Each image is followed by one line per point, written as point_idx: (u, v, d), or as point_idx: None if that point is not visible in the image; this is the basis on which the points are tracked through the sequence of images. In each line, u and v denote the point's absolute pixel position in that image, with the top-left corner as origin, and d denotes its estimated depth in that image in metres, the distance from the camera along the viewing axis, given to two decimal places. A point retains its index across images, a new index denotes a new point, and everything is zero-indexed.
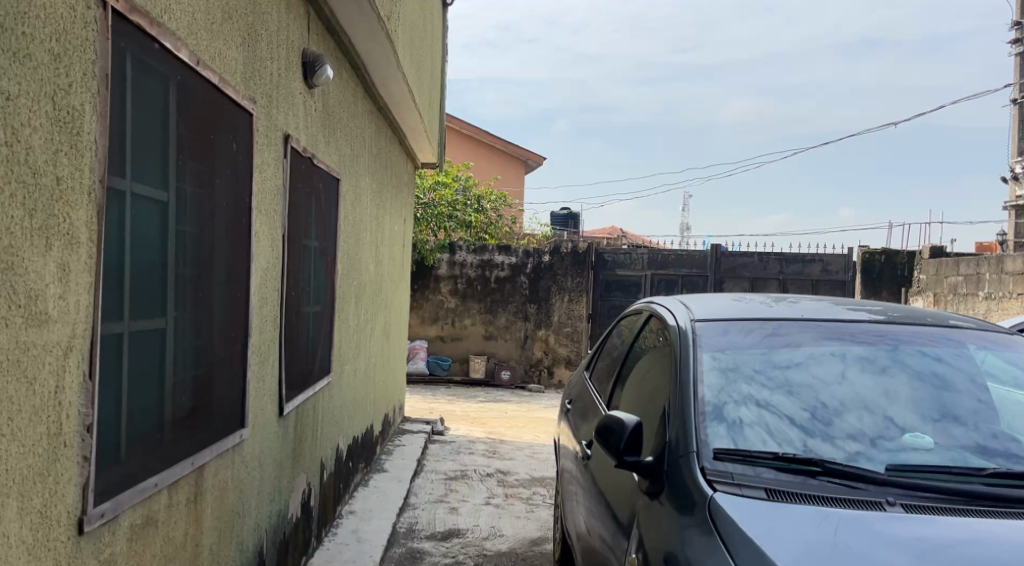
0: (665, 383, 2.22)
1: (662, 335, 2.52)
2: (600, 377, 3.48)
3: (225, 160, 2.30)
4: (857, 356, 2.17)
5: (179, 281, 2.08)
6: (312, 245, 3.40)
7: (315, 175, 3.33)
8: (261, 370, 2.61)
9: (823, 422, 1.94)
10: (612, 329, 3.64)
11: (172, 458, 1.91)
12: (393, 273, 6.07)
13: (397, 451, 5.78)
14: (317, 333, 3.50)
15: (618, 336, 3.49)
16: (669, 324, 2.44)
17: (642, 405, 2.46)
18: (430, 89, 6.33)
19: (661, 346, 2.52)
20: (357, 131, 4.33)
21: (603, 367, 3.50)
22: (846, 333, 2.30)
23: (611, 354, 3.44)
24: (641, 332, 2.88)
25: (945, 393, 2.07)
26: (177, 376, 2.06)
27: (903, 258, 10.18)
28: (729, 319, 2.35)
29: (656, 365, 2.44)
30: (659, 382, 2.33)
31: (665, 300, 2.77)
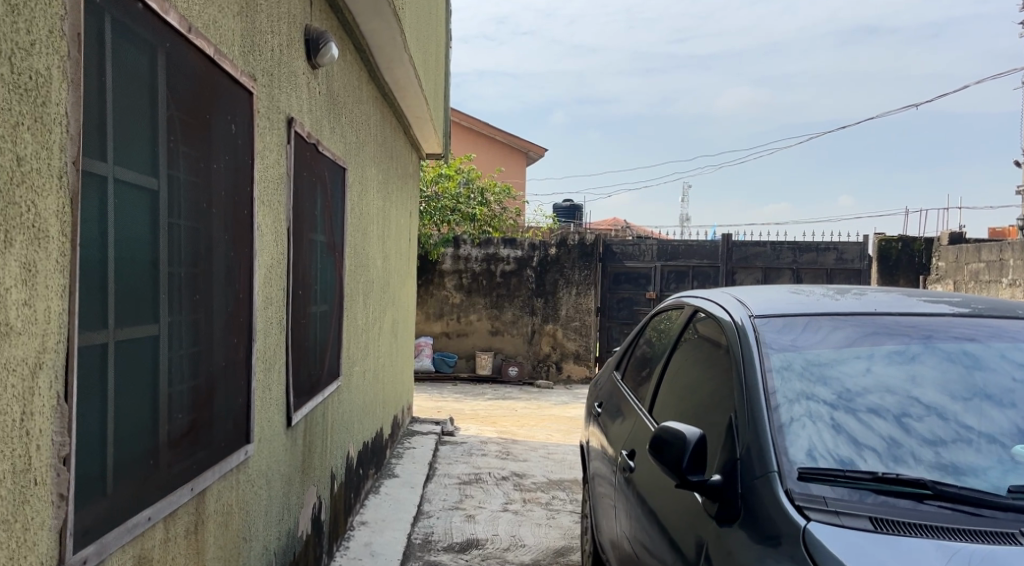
0: (722, 388, 2.01)
1: (712, 334, 2.29)
2: (632, 376, 3.25)
3: (222, 144, 2.05)
4: (887, 342, 1.98)
5: (173, 281, 1.83)
6: (318, 239, 3.16)
7: (320, 164, 3.09)
8: (269, 378, 2.38)
9: (856, 419, 1.77)
10: (644, 326, 3.39)
11: (170, 485, 1.67)
12: (400, 268, 5.82)
13: (408, 454, 5.55)
14: (326, 333, 3.26)
15: (651, 332, 3.26)
16: (721, 321, 2.22)
17: (686, 409, 2.23)
18: (435, 76, 6.07)
19: (708, 345, 2.28)
20: (362, 118, 4.08)
21: (635, 366, 3.26)
22: (877, 318, 2.10)
23: (644, 352, 3.20)
24: (681, 328, 2.65)
25: (977, 371, 1.89)
26: (173, 390, 1.82)
27: (920, 245, 9.92)
28: (784, 313, 2.12)
29: (706, 368, 2.22)
30: (711, 386, 2.11)
31: (713, 294, 2.54)
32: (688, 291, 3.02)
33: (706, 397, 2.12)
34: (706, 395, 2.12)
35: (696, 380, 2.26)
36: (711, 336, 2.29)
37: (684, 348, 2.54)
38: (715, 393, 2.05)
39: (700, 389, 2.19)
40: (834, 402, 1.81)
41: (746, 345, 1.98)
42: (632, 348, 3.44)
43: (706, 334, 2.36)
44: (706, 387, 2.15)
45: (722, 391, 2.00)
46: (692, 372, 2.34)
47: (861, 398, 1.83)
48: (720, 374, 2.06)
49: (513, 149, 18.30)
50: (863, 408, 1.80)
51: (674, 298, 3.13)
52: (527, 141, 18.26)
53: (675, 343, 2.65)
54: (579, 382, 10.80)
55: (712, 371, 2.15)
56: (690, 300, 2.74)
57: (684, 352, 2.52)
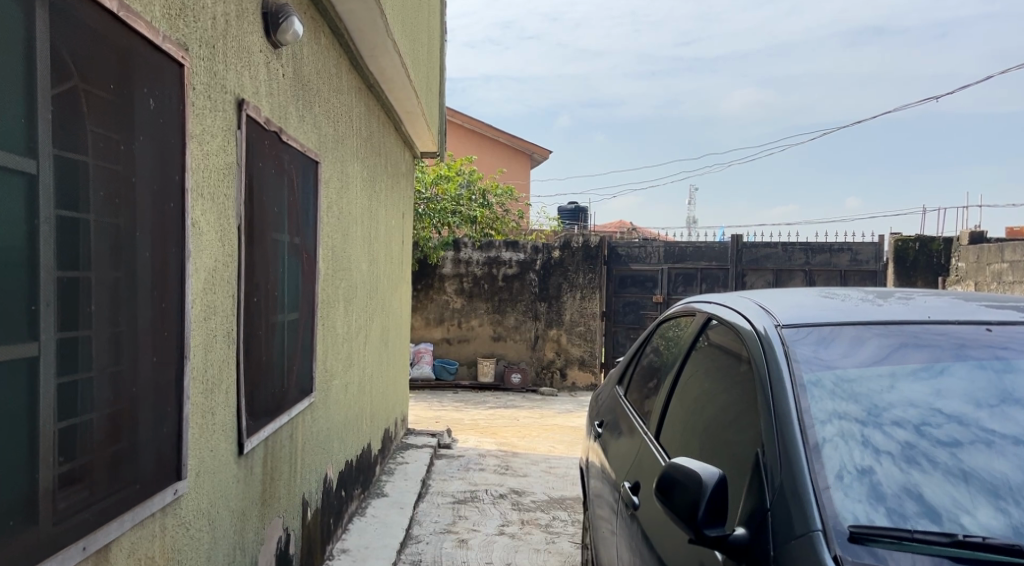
0: (745, 412, 1.65)
1: (729, 348, 1.92)
2: (637, 390, 2.89)
3: (140, 121, 1.70)
4: (911, 352, 1.66)
5: (60, 288, 1.47)
6: (283, 240, 2.83)
7: (284, 155, 2.77)
8: (211, 401, 2.03)
9: (880, 437, 1.47)
10: (651, 333, 3.04)
11: (38, 549, 1.38)
12: (391, 273, 5.51)
13: (399, 470, 5.21)
14: (288, 342, 2.91)
15: (659, 339, 2.90)
16: (741, 332, 1.85)
17: (697, 435, 1.87)
18: (428, 70, 5.76)
19: (724, 362, 1.93)
20: (341, 108, 3.76)
21: (641, 378, 2.90)
22: (911, 325, 1.75)
23: (650, 364, 2.85)
24: (692, 336, 2.29)
25: (1009, 375, 1.58)
26: (55, 426, 1.47)
27: (939, 245, 9.50)
28: (808, 323, 1.76)
29: (723, 387, 1.85)
30: (730, 410, 1.75)
31: (733, 299, 2.18)
32: (706, 294, 2.66)
33: (722, 423, 1.76)
34: (723, 421, 1.76)
35: (710, 399, 1.90)
36: (729, 347, 1.93)
37: (696, 359, 2.18)
38: (734, 419, 1.69)
39: (715, 411, 1.83)
40: (857, 419, 1.51)
41: (770, 359, 1.64)
42: (637, 358, 3.08)
43: (721, 348, 2.00)
44: (723, 410, 1.79)
45: (744, 416, 1.64)
46: (705, 389, 1.98)
47: (886, 414, 1.53)
48: (742, 397, 1.70)
49: (517, 151, 17.96)
50: (890, 425, 1.50)
51: (687, 302, 2.77)
52: (531, 142, 17.95)
53: (685, 354, 2.29)
54: (584, 389, 10.43)
55: (730, 391, 1.79)
56: (704, 305, 2.38)
57: (695, 365, 2.16)
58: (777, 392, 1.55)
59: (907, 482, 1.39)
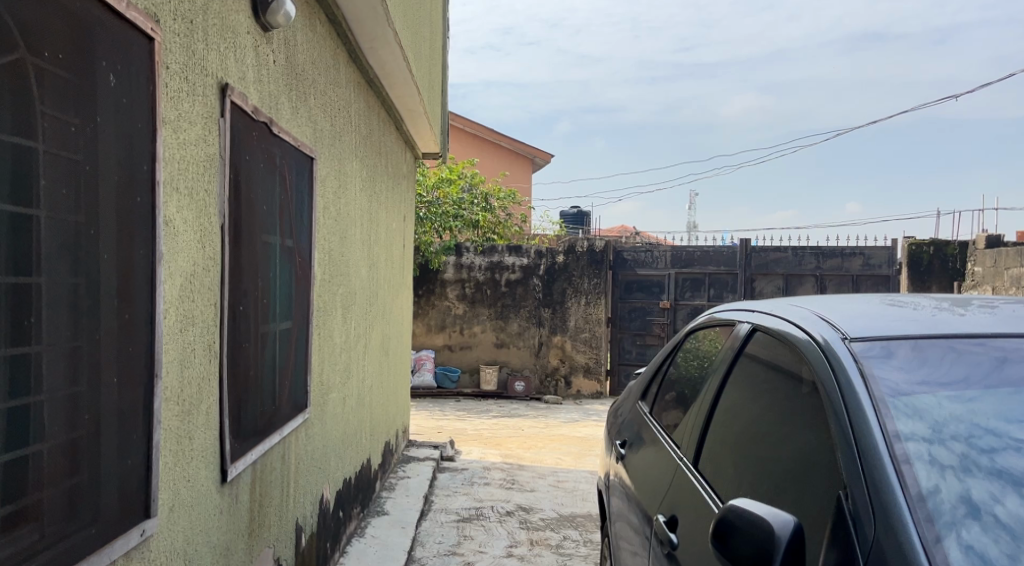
0: (817, 445, 1.40)
1: (784, 366, 1.68)
2: (665, 405, 2.63)
3: (98, 100, 1.45)
4: (953, 363, 1.46)
5: None
6: (273, 242, 2.59)
7: (275, 148, 2.53)
8: (188, 425, 1.78)
9: (944, 460, 1.27)
10: (681, 341, 2.78)
11: None
12: (392, 279, 5.27)
13: (400, 486, 4.96)
14: (280, 352, 2.67)
15: (688, 350, 2.65)
16: (799, 347, 1.60)
17: (751, 467, 1.62)
18: (430, 67, 5.53)
19: (778, 382, 1.68)
20: (339, 103, 3.52)
21: (669, 393, 2.65)
22: (972, 338, 1.53)
23: (681, 377, 2.60)
24: (732, 349, 2.04)
25: None
26: None
27: (954, 249, 9.17)
28: (870, 338, 1.52)
29: (783, 412, 1.60)
30: (794, 441, 1.49)
31: (779, 308, 1.93)
32: (744, 300, 2.41)
33: (785, 455, 1.51)
34: (785, 453, 1.51)
35: (766, 426, 1.65)
36: (784, 365, 1.68)
37: (738, 375, 1.93)
38: (803, 454, 1.44)
39: (774, 440, 1.58)
40: (924, 438, 1.30)
41: (842, 381, 1.39)
42: (662, 370, 2.83)
43: (772, 365, 1.75)
44: (785, 439, 1.54)
45: (816, 451, 1.39)
46: (757, 413, 1.73)
47: (947, 428, 1.33)
48: (811, 427, 1.45)
49: (518, 155, 17.73)
50: (952, 439, 1.31)
51: (724, 310, 2.53)
52: (533, 146, 17.74)
53: (724, 368, 2.04)
54: (589, 398, 10.16)
55: (794, 419, 1.54)
56: (744, 315, 2.13)
57: (738, 382, 1.91)
58: (858, 422, 1.30)
59: (971, 499, 1.21)
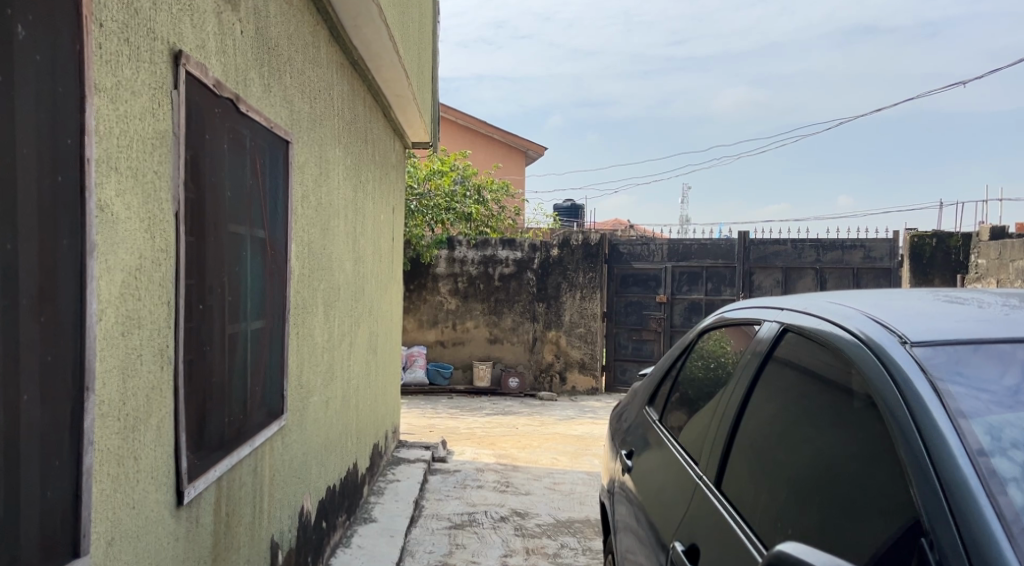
0: (882, 469, 1.26)
1: (833, 377, 1.49)
2: (675, 408, 2.42)
3: (12, 58, 1.20)
4: (991, 361, 1.34)
5: None
6: (244, 234, 2.35)
7: (244, 130, 2.30)
8: (132, 443, 1.53)
9: (1008, 474, 1.15)
10: (693, 338, 2.56)
11: None
12: (381, 273, 5.03)
13: (390, 490, 4.74)
14: (252, 354, 2.43)
15: (702, 351, 2.41)
16: (847, 353, 1.45)
17: (795, 486, 1.47)
18: (420, 51, 5.29)
19: (828, 398, 1.50)
20: (319, 84, 3.28)
21: (679, 397, 2.42)
22: (1013, 335, 1.40)
23: (693, 378, 2.38)
24: (759, 352, 1.83)
25: None
26: None
27: (957, 241, 8.95)
28: (914, 342, 1.37)
29: (830, 427, 1.46)
30: (850, 461, 1.36)
31: (807, 307, 1.76)
32: (766, 295, 2.22)
33: (837, 477, 1.36)
34: (837, 474, 1.37)
35: (809, 441, 1.51)
36: (827, 372, 1.52)
37: (766, 380, 1.75)
38: (862, 477, 1.30)
39: (821, 455, 1.44)
40: (985, 452, 1.18)
41: (910, 397, 1.25)
42: (672, 372, 2.59)
43: (816, 375, 1.56)
44: (836, 458, 1.40)
45: (881, 477, 1.25)
46: (795, 424, 1.57)
47: (1005, 434, 1.22)
48: (871, 447, 1.31)
49: (510, 147, 17.47)
50: (1012, 448, 1.20)
51: (744, 307, 2.30)
52: (525, 139, 17.49)
53: (750, 374, 1.83)
54: (584, 394, 9.92)
55: (846, 436, 1.40)
56: (768, 312, 1.96)
57: (768, 389, 1.73)
58: (937, 449, 1.17)
59: None
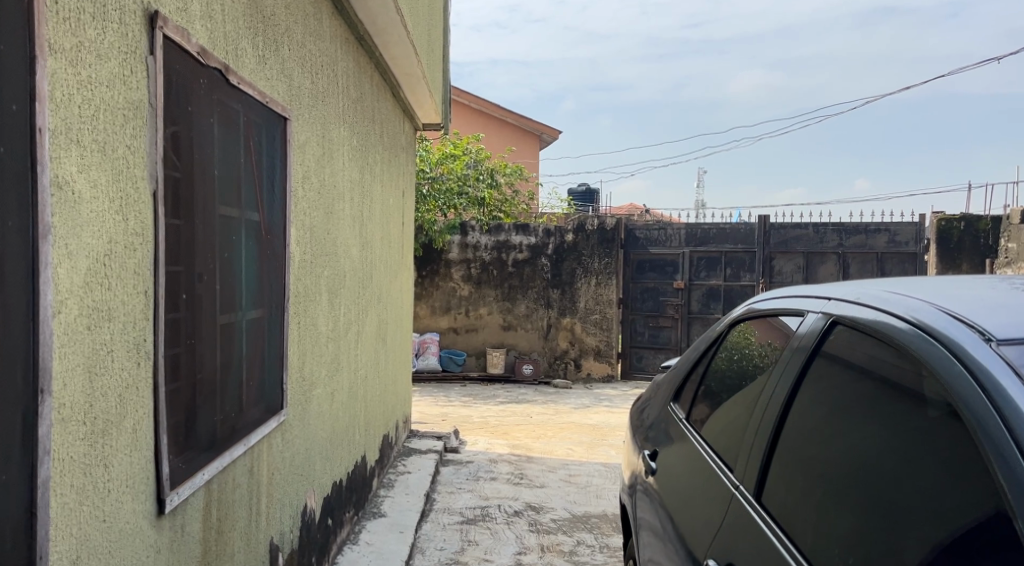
0: (967, 490, 1.08)
1: (899, 379, 1.30)
2: (702, 405, 2.21)
3: None
4: None
5: None
6: (236, 218, 2.18)
7: (235, 103, 2.12)
8: (103, 449, 1.38)
9: None
10: (722, 329, 2.35)
11: None
12: (390, 259, 4.86)
13: (400, 482, 4.60)
14: (247, 345, 2.27)
15: (732, 343, 2.21)
16: (914, 351, 1.26)
17: (843, 495, 1.31)
18: (429, 28, 5.09)
19: (894, 403, 1.30)
20: (321, 59, 3.09)
21: (707, 390, 2.21)
22: None
23: (723, 372, 2.17)
24: (804, 346, 1.64)
25: None
26: None
27: (986, 224, 8.63)
28: (999, 339, 1.18)
29: (884, 429, 1.29)
30: (911, 467, 1.20)
31: (859, 296, 1.56)
32: (806, 282, 2.03)
33: (893, 487, 1.21)
34: (896, 485, 1.21)
35: (864, 449, 1.32)
36: (888, 371, 1.34)
37: (811, 380, 1.56)
38: (930, 491, 1.14)
39: (880, 466, 1.27)
40: None
41: (1003, 406, 1.06)
42: (700, 364, 2.39)
43: (877, 376, 1.36)
44: (902, 470, 1.22)
45: (969, 501, 1.07)
46: (843, 427, 1.40)
47: None
48: (943, 458, 1.15)
49: (524, 130, 17.25)
50: None
51: (778, 296, 2.10)
52: (539, 122, 17.25)
53: (793, 371, 1.63)
54: (599, 381, 9.75)
55: (906, 443, 1.23)
56: (812, 303, 1.77)
57: (814, 390, 1.54)
58: None
59: None
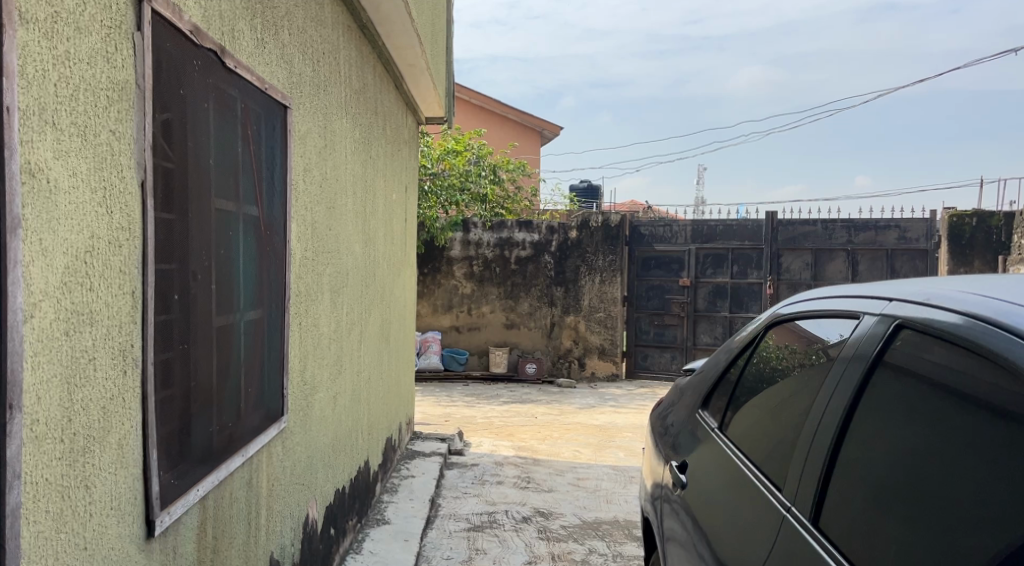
0: None
1: (987, 394, 1.19)
2: (736, 414, 2.06)
3: None
4: None
5: None
6: (233, 212, 2.03)
7: (231, 89, 1.97)
8: (83, 470, 1.24)
9: None
10: (759, 332, 2.21)
11: None
12: (393, 257, 4.72)
13: (404, 487, 4.46)
14: (245, 348, 2.13)
15: (772, 348, 2.07)
16: (1012, 366, 1.15)
17: (896, 502, 1.26)
18: (433, 18, 4.94)
19: (979, 420, 1.18)
20: (323, 47, 2.95)
21: (746, 397, 2.06)
22: None
23: (761, 380, 2.03)
24: (864, 355, 1.50)
25: None
26: None
27: (998, 220, 8.48)
28: None
29: (919, 423, 1.29)
30: (964, 472, 1.17)
31: (930, 296, 1.43)
32: (844, 284, 1.98)
33: (948, 493, 1.18)
34: (966, 502, 1.14)
35: (944, 471, 1.21)
36: (948, 376, 1.28)
37: (873, 391, 1.42)
38: (981, 492, 1.13)
39: (966, 493, 1.15)
40: None
41: None
42: (733, 368, 2.26)
43: (958, 390, 1.24)
44: (995, 500, 1.10)
45: None
46: (914, 445, 1.28)
47: None
48: (993, 460, 1.13)
49: (527, 127, 17.12)
50: None
51: (823, 298, 1.97)
52: (541, 118, 17.11)
53: (852, 380, 1.49)
54: (604, 380, 9.60)
55: (982, 458, 1.15)
56: (856, 304, 1.71)
57: (877, 401, 1.41)
58: None
59: None
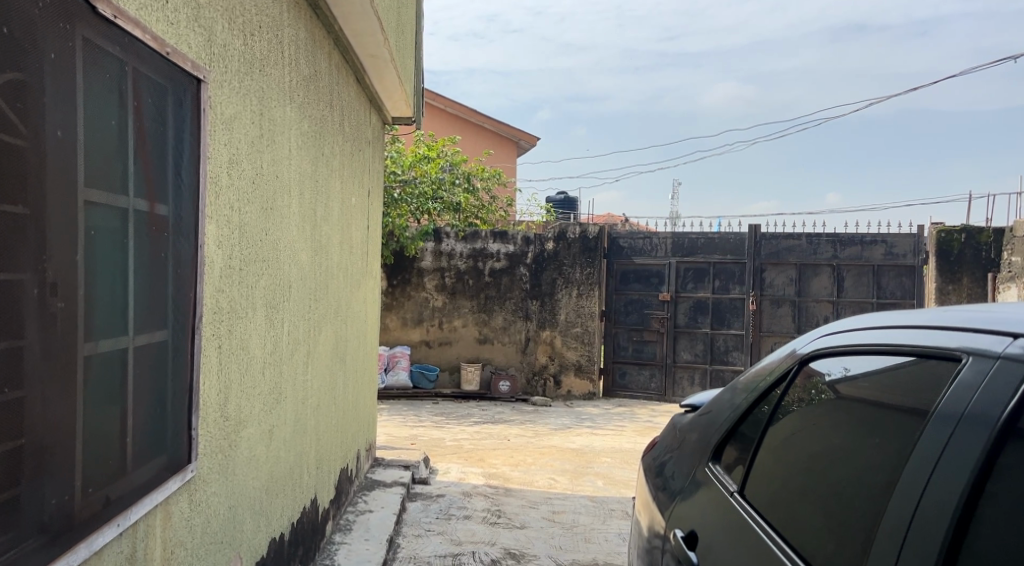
0: None
1: None
2: (763, 476, 1.62)
3: None
4: None
5: None
6: (114, 206, 1.57)
7: (110, 45, 1.51)
8: None
9: None
10: (789, 371, 1.80)
11: None
12: (352, 268, 4.27)
13: (361, 524, 3.98)
14: (133, 381, 1.66)
15: (803, 390, 1.69)
16: None
17: None
18: (399, 7, 4.53)
19: None
20: (260, 19, 2.50)
21: (774, 453, 1.65)
22: None
23: (794, 431, 1.63)
24: (985, 412, 1.11)
25: None
26: None
27: (987, 237, 8.20)
28: None
29: None
30: None
31: None
32: (882, 313, 1.66)
33: None
34: None
35: None
36: None
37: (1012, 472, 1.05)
38: None
39: None
40: None
41: None
42: (752, 412, 1.86)
43: None
44: None
45: None
46: None
47: None
48: None
49: (503, 137, 16.75)
50: None
51: (860, 328, 1.64)
52: (518, 128, 16.76)
53: (969, 447, 1.10)
54: (580, 399, 9.16)
55: None
56: (868, 333, 1.57)
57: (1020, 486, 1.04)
58: None
59: None
